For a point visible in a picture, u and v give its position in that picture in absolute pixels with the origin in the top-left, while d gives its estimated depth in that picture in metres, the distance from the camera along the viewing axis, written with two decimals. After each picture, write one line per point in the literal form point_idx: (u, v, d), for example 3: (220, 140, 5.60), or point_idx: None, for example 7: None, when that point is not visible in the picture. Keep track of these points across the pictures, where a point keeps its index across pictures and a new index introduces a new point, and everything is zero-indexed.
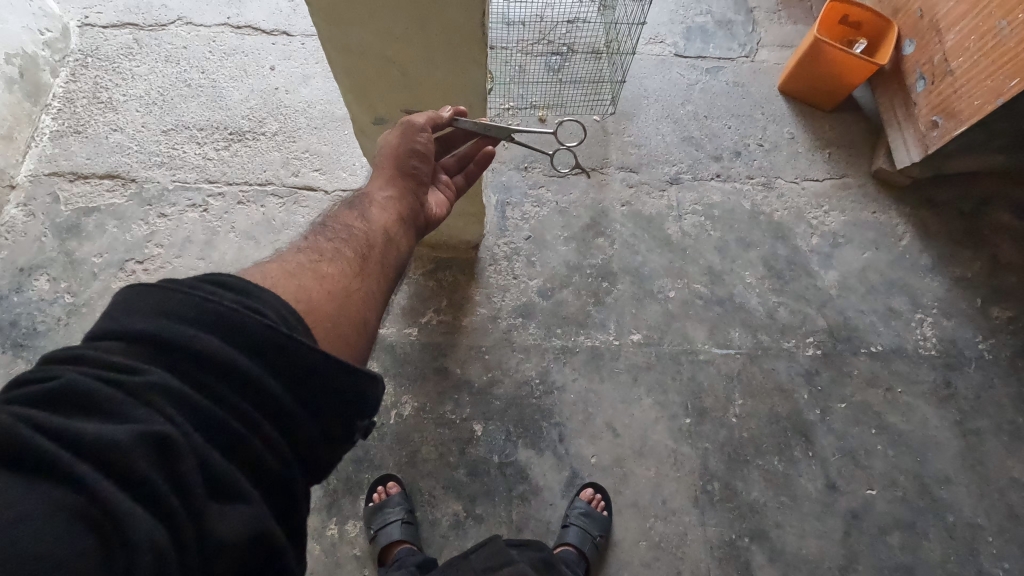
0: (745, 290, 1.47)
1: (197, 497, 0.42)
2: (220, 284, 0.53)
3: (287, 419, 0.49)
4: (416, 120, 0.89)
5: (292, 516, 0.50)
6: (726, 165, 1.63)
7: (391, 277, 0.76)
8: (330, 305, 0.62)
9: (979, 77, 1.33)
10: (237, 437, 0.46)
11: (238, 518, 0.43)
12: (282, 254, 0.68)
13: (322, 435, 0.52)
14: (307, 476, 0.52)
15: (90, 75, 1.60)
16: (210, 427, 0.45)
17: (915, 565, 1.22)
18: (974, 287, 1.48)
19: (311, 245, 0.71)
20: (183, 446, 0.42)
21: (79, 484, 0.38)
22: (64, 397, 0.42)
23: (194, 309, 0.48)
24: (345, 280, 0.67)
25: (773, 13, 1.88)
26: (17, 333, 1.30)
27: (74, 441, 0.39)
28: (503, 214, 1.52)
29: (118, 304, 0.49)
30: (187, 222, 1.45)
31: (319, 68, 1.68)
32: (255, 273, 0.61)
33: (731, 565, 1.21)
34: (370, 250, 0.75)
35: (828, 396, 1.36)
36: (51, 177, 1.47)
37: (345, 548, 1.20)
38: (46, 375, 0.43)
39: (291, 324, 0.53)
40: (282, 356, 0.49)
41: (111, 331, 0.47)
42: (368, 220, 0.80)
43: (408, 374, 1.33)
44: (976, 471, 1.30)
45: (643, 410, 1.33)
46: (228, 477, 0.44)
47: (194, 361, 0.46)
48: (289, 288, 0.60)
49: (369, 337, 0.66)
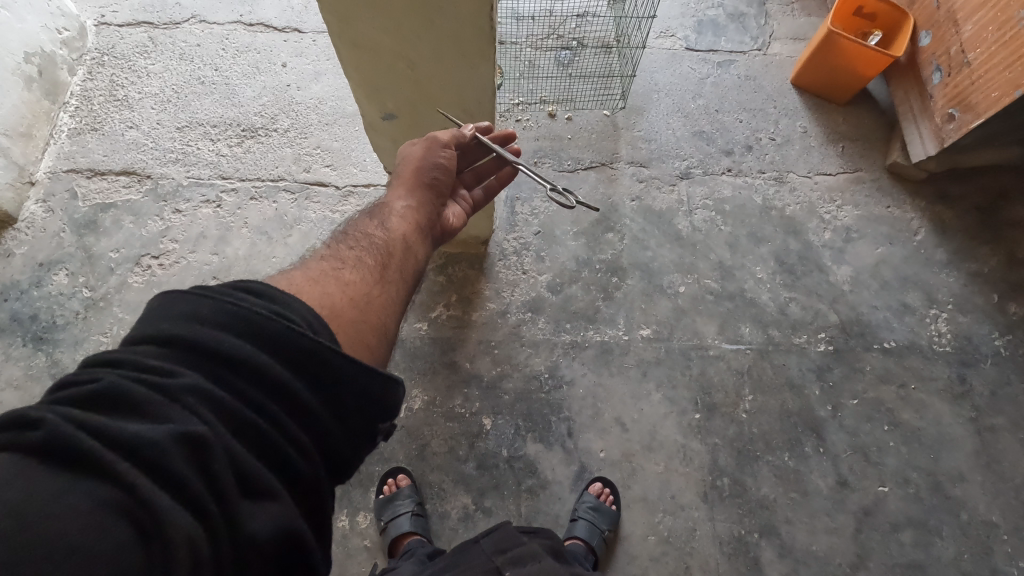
0: (756, 285, 1.46)
1: (230, 496, 0.43)
2: (248, 291, 0.54)
3: (315, 422, 0.50)
4: (441, 136, 0.92)
5: (319, 514, 0.51)
6: (737, 159, 1.61)
7: (410, 285, 0.76)
8: (353, 311, 0.63)
9: (996, 69, 1.30)
10: (266, 438, 0.47)
11: (268, 517, 0.45)
12: (306, 262, 0.69)
13: (349, 438, 0.52)
14: (332, 478, 0.53)
15: (107, 73, 1.63)
16: (242, 427, 0.46)
17: (927, 563, 1.21)
18: (990, 283, 1.46)
19: (332, 252, 0.72)
20: (215, 446, 0.43)
21: (118, 480, 0.39)
22: (103, 398, 0.43)
23: (226, 315, 0.50)
24: (366, 287, 0.67)
25: (785, 5, 1.86)
26: (37, 327, 1.34)
27: (113, 439, 0.40)
28: (512, 210, 1.52)
29: (153, 309, 0.51)
30: (201, 217, 1.47)
31: (330, 65, 1.69)
32: (280, 280, 0.63)
33: (741, 562, 1.21)
34: (389, 258, 0.76)
35: (840, 393, 1.35)
36: (69, 174, 1.50)
37: (356, 539, 1.21)
38: (88, 376, 0.44)
39: (317, 329, 0.54)
40: (310, 361, 0.51)
41: (145, 335, 0.49)
42: (388, 228, 0.81)
43: (418, 368, 1.34)
44: (991, 469, 1.28)
45: (653, 405, 1.33)
46: (259, 478, 0.45)
47: (224, 364, 0.47)
48: (313, 295, 0.61)
49: (390, 341, 0.66)
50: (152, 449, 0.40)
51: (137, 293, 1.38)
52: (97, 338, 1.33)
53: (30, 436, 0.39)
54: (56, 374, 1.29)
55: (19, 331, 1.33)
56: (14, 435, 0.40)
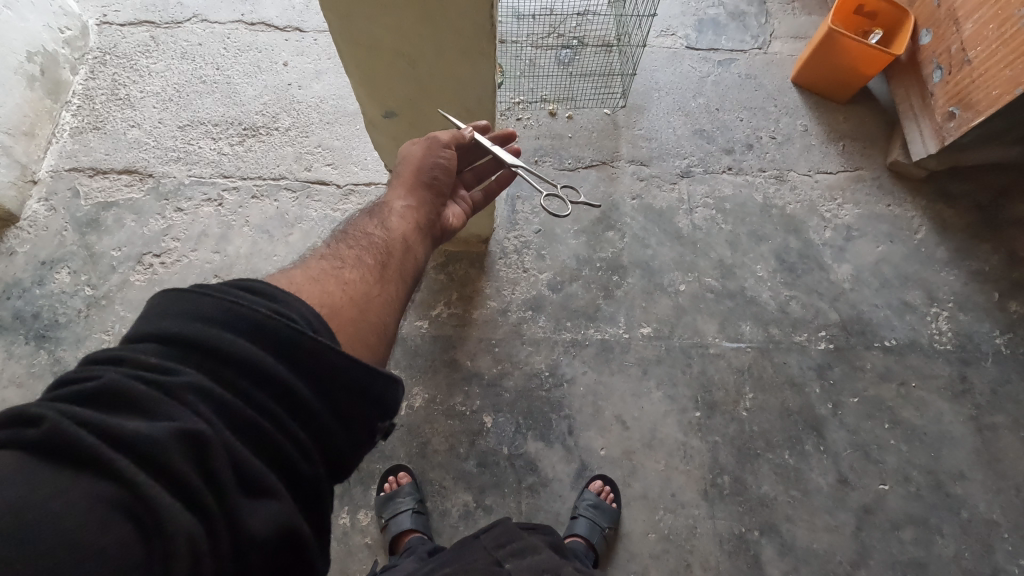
0: (756, 283, 1.46)
1: (230, 493, 0.43)
2: (248, 290, 0.54)
3: (314, 419, 0.50)
4: (441, 137, 0.93)
5: (318, 513, 0.51)
6: (737, 158, 1.61)
7: (410, 284, 0.77)
8: (353, 310, 0.63)
9: (997, 67, 1.30)
10: (265, 436, 0.47)
11: (268, 514, 0.45)
12: (306, 261, 0.69)
13: (348, 437, 0.53)
14: (330, 477, 0.53)
15: (109, 72, 1.64)
16: (241, 425, 0.46)
17: (928, 561, 1.21)
18: (991, 281, 1.46)
19: (332, 251, 0.72)
20: (215, 444, 0.44)
21: (118, 477, 0.39)
22: (103, 395, 0.43)
23: (225, 313, 0.50)
24: (366, 286, 0.68)
25: (786, 4, 1.86)
26: (40, 324, 1.34)
27: (113, 437, 0.40)
28: (513, 209, 1.52)
29: (153, 308, 0.51)
30: (202, 215, 1.47)
31: (331, 64, 1.70)
32: (280, 280, 0.63)
33: (741, 559, 1.21)
34: (389, 257, 0.76)
35: (840, 391, 1.35)
36: (71, 172, 1.50)
37: (357, 537, 1.21)
38: (88, 374, 0.45)
39: (317, 327, 0.55)
40: (310, 359, 0.51)
41: (146, 333, 0.49)
42: (388, 228, 0.81)
43: (419, 366, 1.34)
44: (992, 467, 1.28)
45: (654, 403, 1.33)
46: (258, 475, 0.45)
47: (225, 363, 0.48)
48: (313, 294, 0.61)
49: (390, 340, 0.66)
50: (153, 446, 0.41)
51: (139, 291, 1.39)
52: (99, 335, 1.33)
53: (30, 433, 0.40)
54: (58, 372, 1.30)
55: (21, 329, 1.34)
56: (15, 433, 0.40)
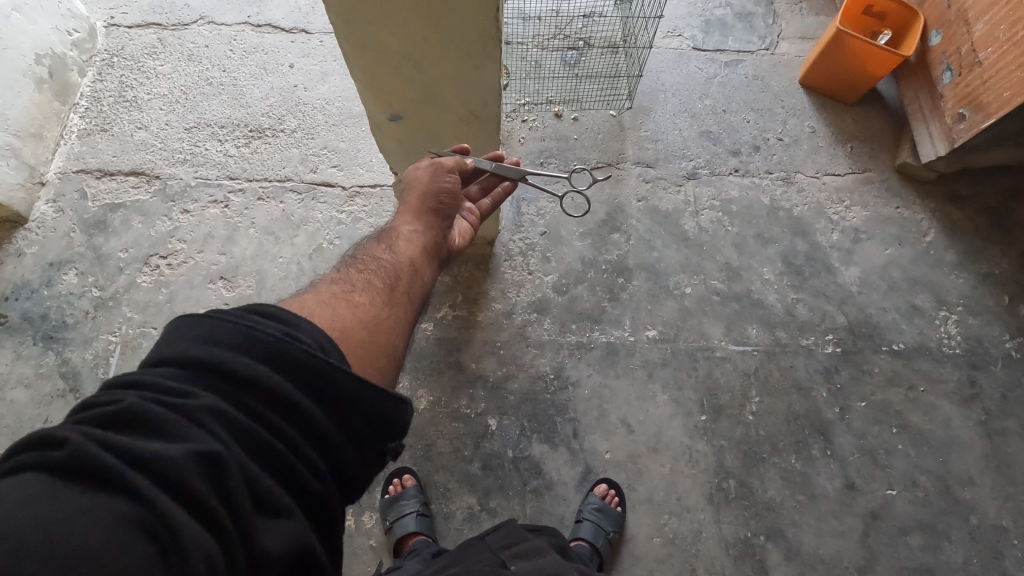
0: (763, 286, 1.45)
1: (246, 512, 0.43)
2: (262, 313, 0.54)
3: (326, 440, 0.50)
4: (447, 162, 0.95)
5: (331, 531, 0.51)
6: (744, 159, 1.60)
7: (418, 306, 0.76)
8: (364, 332, 0.63)
9: (1008, 68, 1.29)
10: (279, 456, 0.47)
11: (282, 533, 0.45)
12: (316, 285, 0.69)
13: (359, 459, 0.53)
14: (342, 497, 0.53)
15: (116, 75, 1.65)
16: (255, 446, 0.46)
17: (936, 567, 1.20)
18: (1001, 284, 1.44)
19: (342, 276, 0.73)
20: (232, 465, 0.44)
21: (138, 496, 0.39)
22: (124, 420, 0.43)
23: (242, 337, 0.50)
24: (376, 308, 0.68)
25: (794, 4, 1.85)
26: (48, 325, 1.35)
27: (135, 457, 0.41)
28: (518, 210, 1.52)
29: (171, 331, 0.51)
30: (209, 217, 1.48)
31: (338, 66, 1.70)
32: (291, 304, 0.63)
33: (746, 564, 1.20)
34: (398, 280, 0.76)
35: (848, 395, 1.34)
36: (79, 174, 1.51)
37: (361, 539, 1.22)
38: (108, 399, 0.45)
39: (329, 350, 0.54)
40: (321, 381, 0.51)
41: (164, 357, 0.49)
42: (395, 252, 0.81)
43: (423, 368, 1.34)
44: (1002, 473, 1.27)
45: (658, 407, 1.32)
46: (273, 495, 0.46)
47: (241, 386, 0.48)
48: (324, 317, 0.61)
49: (398, 363, 0.66)
50: (172, 468, 0.41)
51: (146, 292, 1.39)
52: (106, 337, 1.34)
53: (55, 454, 0.40)
54: (67, 374, 1.31)
55: (29, 331, 1.34)
56: (42, 453, 0.40)
